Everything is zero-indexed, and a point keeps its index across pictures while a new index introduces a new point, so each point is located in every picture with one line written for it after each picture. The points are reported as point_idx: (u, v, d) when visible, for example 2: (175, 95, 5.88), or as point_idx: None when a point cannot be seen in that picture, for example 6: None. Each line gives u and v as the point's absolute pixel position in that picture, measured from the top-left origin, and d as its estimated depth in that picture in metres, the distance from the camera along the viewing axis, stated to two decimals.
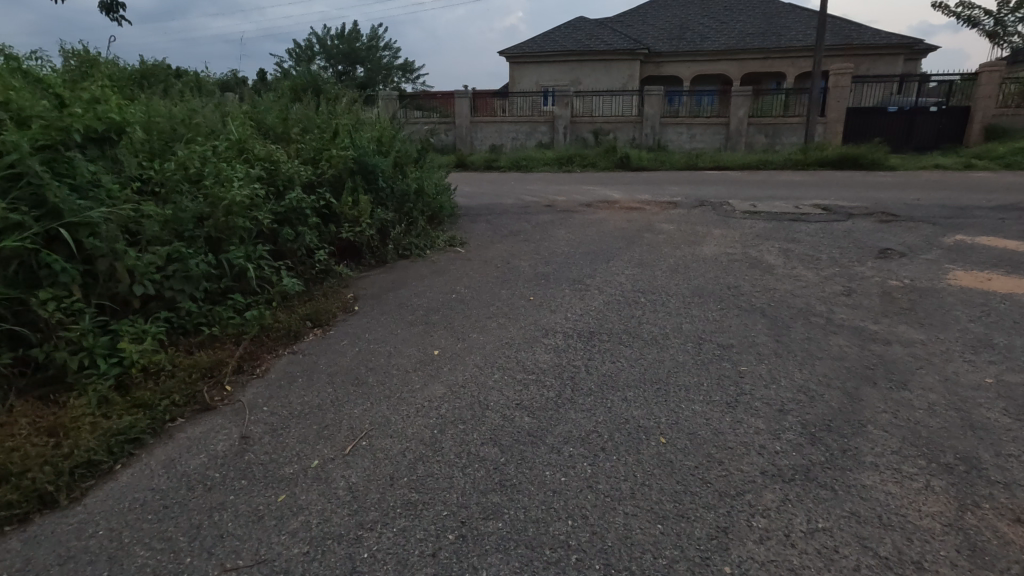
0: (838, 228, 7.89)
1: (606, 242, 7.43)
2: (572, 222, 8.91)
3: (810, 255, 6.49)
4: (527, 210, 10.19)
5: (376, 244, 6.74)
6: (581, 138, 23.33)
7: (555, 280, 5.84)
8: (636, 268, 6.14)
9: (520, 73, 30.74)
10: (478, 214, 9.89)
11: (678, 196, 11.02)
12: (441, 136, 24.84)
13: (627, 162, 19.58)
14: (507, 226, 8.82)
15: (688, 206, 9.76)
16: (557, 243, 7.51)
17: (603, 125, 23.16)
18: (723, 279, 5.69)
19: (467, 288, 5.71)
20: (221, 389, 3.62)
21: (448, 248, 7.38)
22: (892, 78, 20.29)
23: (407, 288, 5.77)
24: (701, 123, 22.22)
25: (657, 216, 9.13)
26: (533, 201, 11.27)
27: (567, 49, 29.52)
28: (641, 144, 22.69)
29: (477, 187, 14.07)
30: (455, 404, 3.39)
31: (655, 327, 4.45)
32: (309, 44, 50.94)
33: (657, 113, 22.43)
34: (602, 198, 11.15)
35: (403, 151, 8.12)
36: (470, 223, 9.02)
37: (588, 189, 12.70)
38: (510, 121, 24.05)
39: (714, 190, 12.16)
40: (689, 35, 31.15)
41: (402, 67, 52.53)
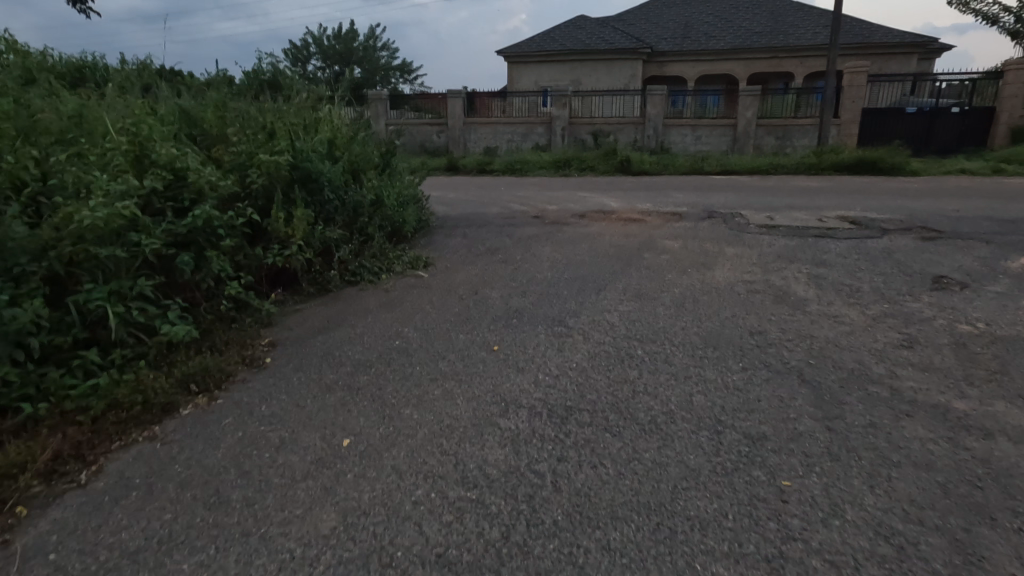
0: (872, 246, 6.71)
1: (596, 263, 6.26)
2: (560, 236, 7.74)
3: (845, 283, 5.32)
4: (511, 221, 9.02)
5: (317, 268, 5.59)
6: (580, 140, 22.15)
7: (529, 317, 4.68)
8: (631, 300, 4.98)
9: (518, 73, 29.56)
10: (456, 227, 8.73)
11: (683, 205, 9.83)
12: (433, 137, 23.68)
13: (628, 165, 18.37)
14: (486, 242, 7.63)
15: (694, 218, 8.58)
16: (541, 264, 6.35)
17: (602, 126, 21.95)
18: (740, 318, 4.51)
19: (418, 328, 4.55)
20: (8, 513, 2.46)
21: (410, 271, 6.19)
22: (905, 78, 19.14)
23: (344, 329, 4.61)
24: (706, 124, 20.99)
25: (657, 229, 7.96)
26: (520, 210, 10.10)
27: (566, 47, 28.34)
28: (643, 146, 21.49)
29: (463, 194, 12.87)
30: (344, 554, 2.20)
31: (653, 399, 3.28)
32: (306, 43, 49.86)
33: (660, 114, 21.21)
34: (597, 207, 9.97)
35: (362, 155, 6.96)
36: (443, 237, 7.84)
37: (582, 196, 11.52)
38: (506, 122, 22.87)
39: (723, 197, 10.94)
40: (693, 33, 29.92)
41: (400, 67, 51.52)
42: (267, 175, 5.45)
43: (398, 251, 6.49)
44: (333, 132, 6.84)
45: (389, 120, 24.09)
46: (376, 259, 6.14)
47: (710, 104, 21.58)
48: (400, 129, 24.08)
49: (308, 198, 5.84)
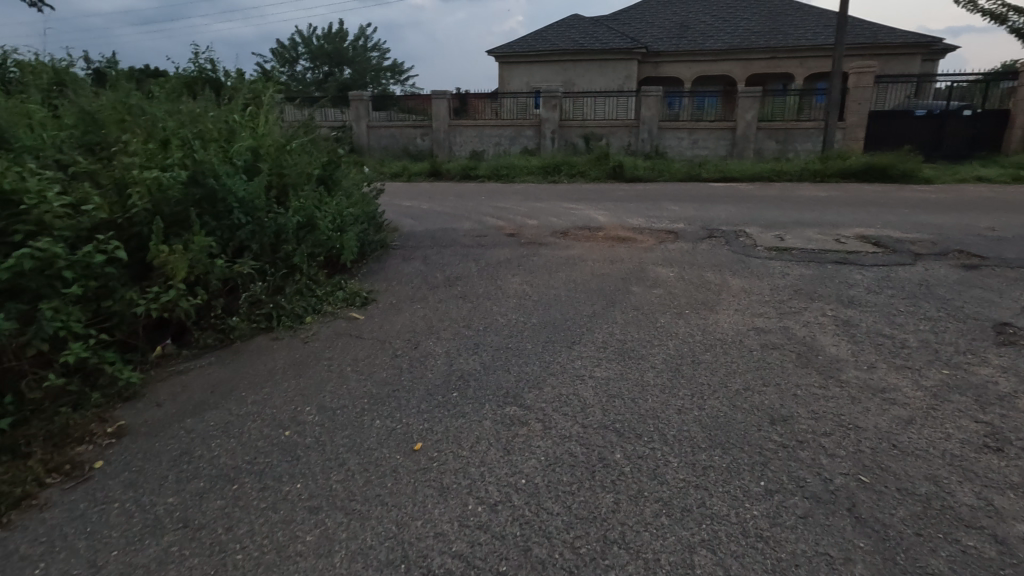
0: (904, 277, 5.58)
1: (572, 301, 5.12)
2: (535, 261, 6.58)
3: (883, 336, 4.20)
4: (481, 239, 7.86)
5: (219, 311, 4.45)
6: (571, 144, 21.02)
7: (475, 389, 3.53)
8: (613, 361, 3.85)
9: (508, 73, 28.42)
10: (418, 247, 7.57)
11: (679, 221, 8.70)
12: (417, 140, 22.53)
13: (621, 171, 17.23)
14: (448, 268, 6.48)
15: (691, 237, 7.45)
16: (505, 301, 5.20)
17: (594, 129, 20.81)
18: (754, 393, 3.38)
19: (324, 406, 3.39)
20: None
21: (344, 309, 5.04)
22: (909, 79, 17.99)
23: (228, 404, 3.47)
24: (704, 128, 19.88)
25: (649, 252, 6.81)
26: (496, 225, 8.94)
27: (558, 47, 27.22)
28: (637, 150, 20.37)
29: (436, 206, 11.71)
30: None
31: (630, 562, 2.17)
32: (294, 42, 48.58)
33: (655, 117, 20.09)
34: (582, 223, 8.83)
35: (295, 166, 5.81)
36: (399, 262, 6.68)
37: (566, 209, 10.39)
38: (493, 125, 21.73)
39: (724, 210, 9.80)
40: (690, 33, 28.85)
41: (391, 69, 50.41)
42: (151, 197, 4.29)
43: (333, 284, 5.34)
44: (260, 139, 5.69)
45: (371, 123, 22.93)
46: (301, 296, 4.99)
47: (708, 106, 20.53)
48: (383, 132, 22.92)
49: (214, 222, 4.69)
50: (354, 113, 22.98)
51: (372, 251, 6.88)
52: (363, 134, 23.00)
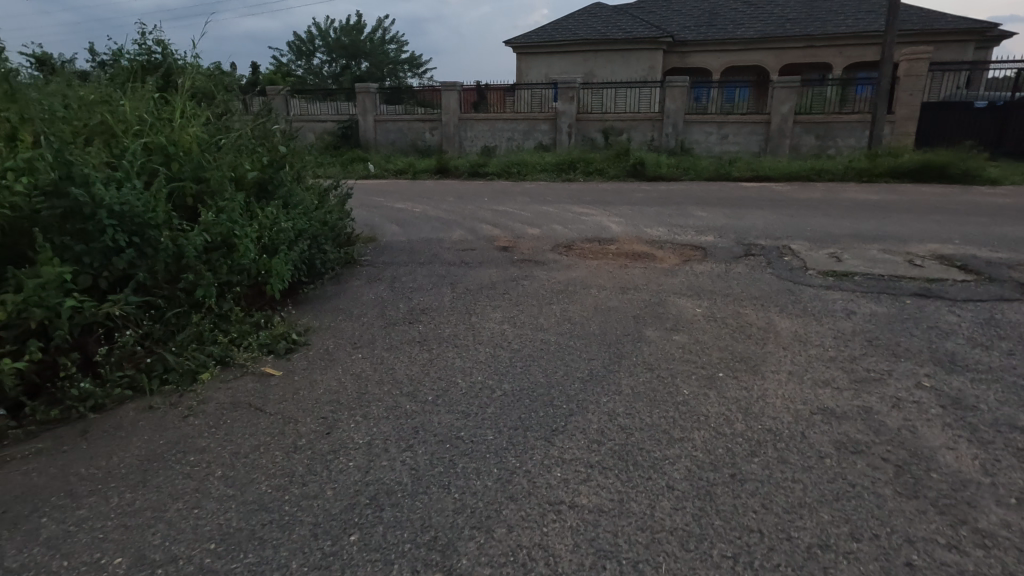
0: (1017, 322, 4.13)
1: (563, 355, 3.81)
2: (526, 287, 5.27)
3: (1020, 432, 2.81)
4: (468, 254, 6.57)
5: (70, 371, 3.26)
6: (589, 139, 19.58)
7: (389, 527, 2.26)
8: (609, 477, 2.53)
9: (525, 64, 26.98)
10: (390, 264, 6.32)
11: (707, 232, 7.28)
12: (425, 135, 21.33)
13: (642, 168, 15.74)
14: (416, 294, 5.22)
15: (723, 255, 6.06)
16: (474, 350, 3.92)
17: (615, 122, 19.30)
18: (837, 561, 2.04)
19: (146, 555, 2.17)
20: None
21: (258, 361, 3.81)
22: (961, 66, 16.10)
23: (11, 541, 2.27)
24: (735, 121, 18.21)
25: (670, 275, 5.44)
26: (490, 235, 7.65)
27: (578, 37, 25.68)
28: (661, 146, 18.83)
29: (431, 209, 10.43)
30: None
31: None
32: (311, 35, 47.74)
33: (681, 110, 18.50)
34: (591, 234, 7.49)
35: (221, 168, 4.61)
36: (358, 288, 5.45)
37: (575, 215, 9.05)
38: (506, 119, 20.37)
39: (762, 218, 8.34)
40: (720, 21, 27.00)
41: (409, 62, 49.26)
42: None
43: (252, 324, 4.12)
44: (173, 134, 4.50)
45: (378, 116, 21.81)
46: (202, 343, 3.78)
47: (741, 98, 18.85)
48: (391, 126, 21.77)
49: (78, 246, 3.51)
50: (362, 106, 21.87)
51: (328, 272, 5.67)
52: (371, 128, 21.89)
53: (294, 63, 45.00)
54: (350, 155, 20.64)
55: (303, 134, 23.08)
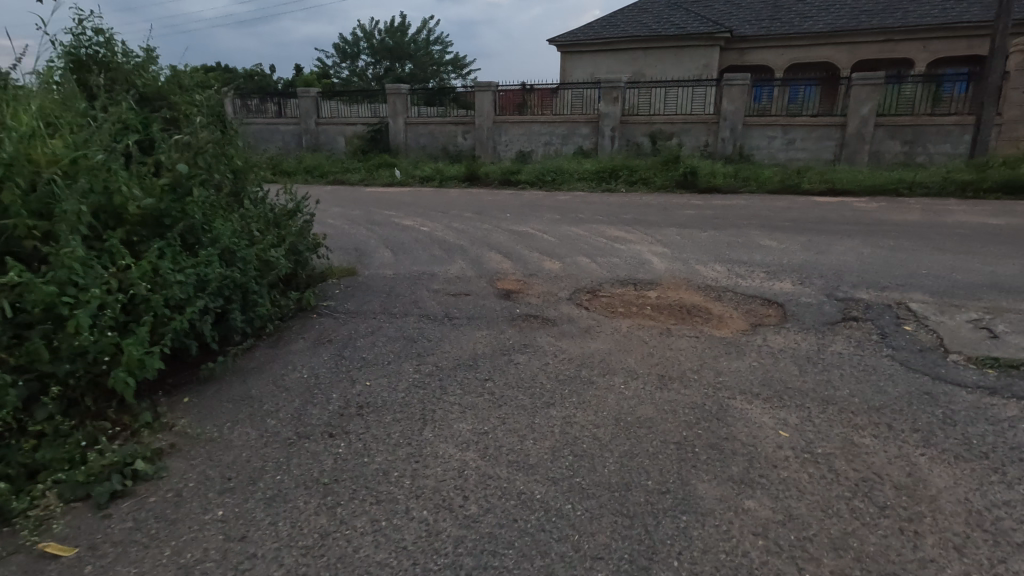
0: None
1: (545, 543, 2.18)
2: (519, 367, 3.66)
3: None
4: (458, 300, 5.03)
5: None
6: (635, 144, 17.72)
7: None
8: None
9: (567, 64, 25.25)
10: (354, 313, 4.85)
11: (783, 274, 5.46)
12: (457, 139, 20.00)
13: (693, 178, 13.81)
14: (364, 374, 3.69)
15: (810, 319, 4.26)
16: (402, 513, 2.37)
17: (663, 125, 17.35)
18: None
19: None
20: None
21: (53, 520, 2.37)
22: None
23: None
24: (803, 123, 15.93)
25: (732, 355, 3.71)
26: (496, 270, 6.07)
27: (625, 34, 23.77)
28: (715, 152, 16.78)
29: (441, 229, 8.95)
30: None
31: None
32: (357, 37, 47.45)
33: (741, 111, 16.40)
34: (625, 272, 5.80)
35: (81, 202, 3.22)
36: (293, 361, 3.97)
37: (608, 241, 7.39)
38: (543, 121, 18.73)
39: (852, 251, 6.44)
40: (784, 15, 24.47)
41: (454, 63, 48.25)
42: None
43: (75, 442, 2.68)
44: (15, 152, 3.16)
45: (409, 119, 20.67)
46: None
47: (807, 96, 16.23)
48: (422, 129, 20.59)
49: None
50: (392, 108, 20.79)
51: (255, 330, 4.19)
52: (401, 131, 20.78)
53: (338, 65, 44.74)
54: (377, 159, 19.56)
55: (334, 137, 22.22)
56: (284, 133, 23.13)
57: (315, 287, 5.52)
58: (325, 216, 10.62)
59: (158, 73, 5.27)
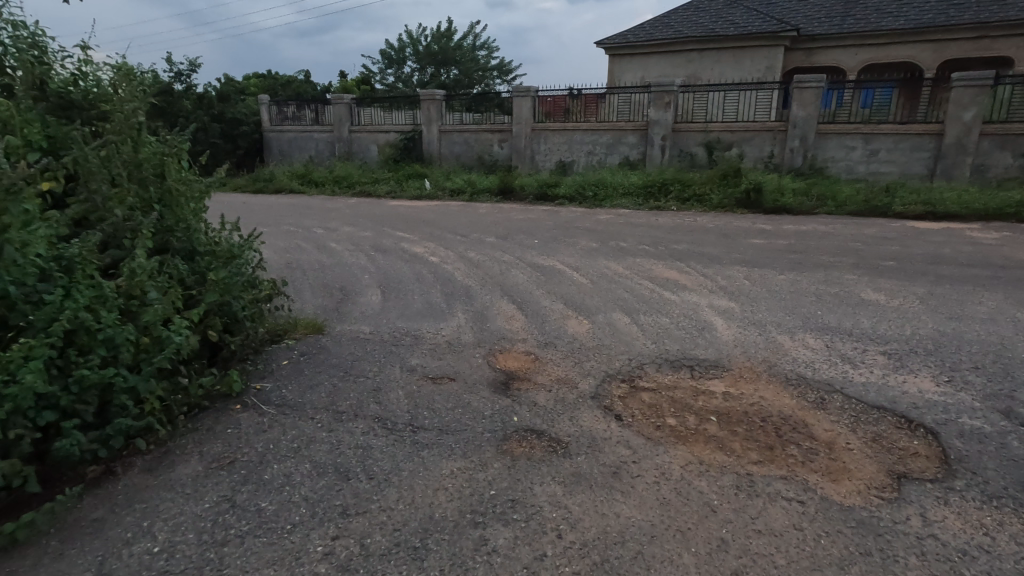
0: None
1: None
2: (494, 564, 2.15)
3: None
4: (436, 389, 3.56)
5: None
6: (688, 154, 15.88)
7: None
8: None
9: (615, 67, 23.52)
10: (287, 409, 3.45)
11: (913, 363, 3.72)
12: (493, 148, 18.66)
13: (758, 196, 11.95)
14: (246, 556, 2.28)
15: (997, 472, 2.55)
16: None
17: (721, 133, 15.42)
18: None
19: None
20: None
21: None
22: None
23: None
24: (889, 132, 13.70)
25: (872, 564, 2.08)
26: (503, 332, 4.58)
27: (679, 34, 21.85)
28: (782, 164, 14.76)
29: (453, 259, 7.54)
30: None
31: None
32: (403, 43, 46.93)
33: (813, 118, 14.32)
34: (677, 344, 4.19)
35: None
36: (159, 508, 2.62)
37: (655, 286, 5.79)
38: (586, 129, 17.12)
39: (1002, 315, 4.61)
40: (860, 10, 21.95)
41: (499, 68, 47.14)
42: None
43: None
44: None
45: (443, 127, 19.51)
46: None
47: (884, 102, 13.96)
48: (456, 137, 19.35)
49: None
50: (427, 115, 19.69)
51: (114, 450, 2.90)
52: (435, 139, 19.65)
53: (384, 72, 44.40)
54: (408, 169, 18.45)
55: (367, 146, 21.31)
56: (318, 141, 22.42)
57: (257, 360, 4.17)
58: (330, 238, 9.43)
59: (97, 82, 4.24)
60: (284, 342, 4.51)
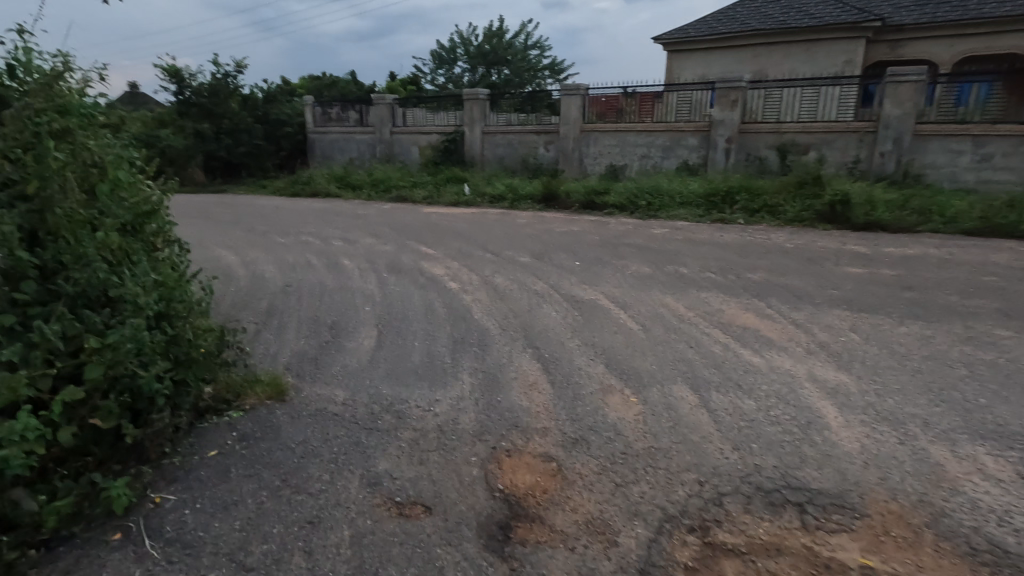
0: None
1: None
2: None
3: None
4: (400, 531, 2.34)
5: None
6: (756, 159, 14.09)
7: None
8: None
9: (673, 62, 21.72)
10: (174, 553, 2.31)
11: None
12: (538, 151, 17.40)
13: (843, 210, 10.18)
14: None
15: None
16: None
17: (796, 135, 13.55)
18: None
19: None
20: None
21: None
22: None
23: None
24: (1007, 133, 11.51)
25: None
26: (516, 413, 3.30)
27: (746, 27, 19.87)
28: (869, 171, 12.79)
29: (475, 286, 6.34)
30: None
31: None
32: (455, 43, 46.30)
33: (910, 118, 12.27)
34: (771, 455, 2.80)
35: None
36: None
37: (727, 340, 4.38)
38: (640, 130, 15.57)
39: None
40: None
41: (551, 68, 45.71)
42: None
43: None
44: None
45: (486, 128, 18.41)
46: None
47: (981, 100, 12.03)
48: (499, 138, 18.17)
49: None
50: (469, 115, 18.63)
51: None
52: (477, 141, 18.55)
53: (434, 73, 43.90)
54: (448, 172, 17.45)
55: (408, 147, 20.50)
56: (360, 142, 21.78)
57: (179, 446, 3.08)
58: (345, 253, 8.42)
59: (31, 67, 3.31)
60: (223, 416, 3.42)
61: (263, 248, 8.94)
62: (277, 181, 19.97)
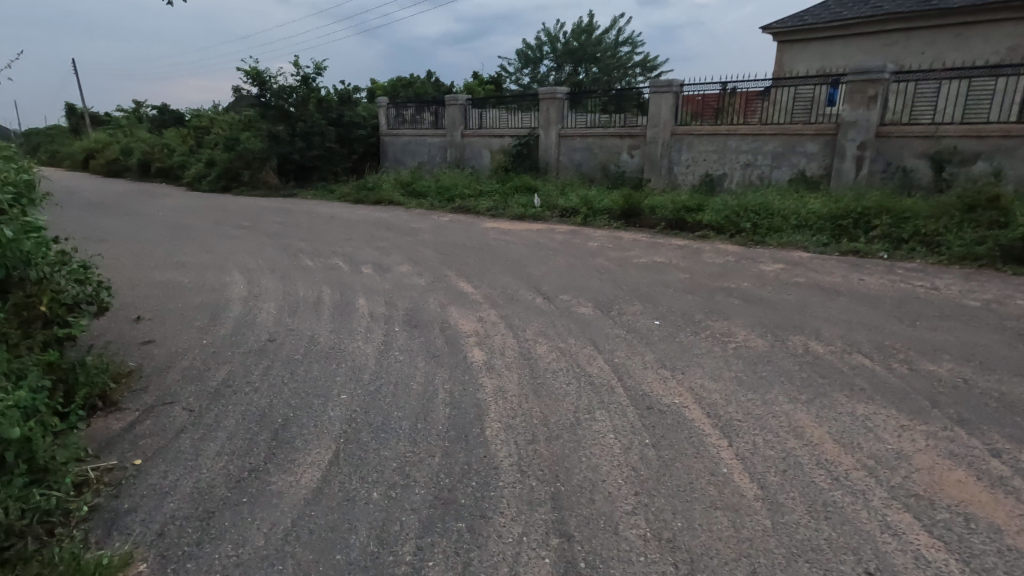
0: None
1: None
2: None
3: None
4: None
5: None
6: (899, 170, 11.13)
7: None
8: None
9: (785, 54, 18.57)
10: None
11: None
12: (621, 157, 15.26)
13: None
14: None
15: None
16: None
17: (958, 140, 10.47)
18: None
19: None
20: None
21: None
22: None
23: None
24: None
25: None
26: None
27: (883, 7, 16.39)
28: None
29: (506, 358, 4.51)
30: None
31: None
32: (541, 42, 44.64)
33: None
34: None
35: None
36: None
37: (945, 563, 2.24)
38: (746, 133, 12.98)
39: None
40: None
41: (642, 66, 42.77)
42: None
43: None
44: None
45: (563, 130, 16.50)
46: None
47: None
48: (577, 142, 16.20)
49: None
50: (545, 117, 16.80)
51: None
52: (553, 145, 16.69)
53: (518, 71, 42.48)
54: (517, 180, 15.75)
55: (478, 151, 19.07)
56: (431, 146, 20.65)
57: None
58: (367, 288, 6.90)
59: None
60: None
61: (281, 274, 7.66)
62: (344, 187, 19.28)
